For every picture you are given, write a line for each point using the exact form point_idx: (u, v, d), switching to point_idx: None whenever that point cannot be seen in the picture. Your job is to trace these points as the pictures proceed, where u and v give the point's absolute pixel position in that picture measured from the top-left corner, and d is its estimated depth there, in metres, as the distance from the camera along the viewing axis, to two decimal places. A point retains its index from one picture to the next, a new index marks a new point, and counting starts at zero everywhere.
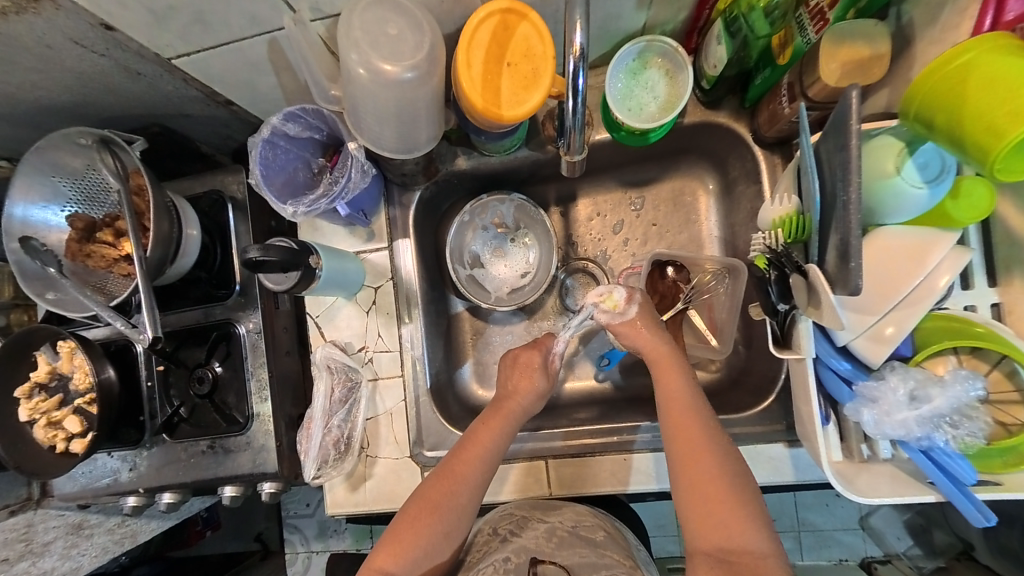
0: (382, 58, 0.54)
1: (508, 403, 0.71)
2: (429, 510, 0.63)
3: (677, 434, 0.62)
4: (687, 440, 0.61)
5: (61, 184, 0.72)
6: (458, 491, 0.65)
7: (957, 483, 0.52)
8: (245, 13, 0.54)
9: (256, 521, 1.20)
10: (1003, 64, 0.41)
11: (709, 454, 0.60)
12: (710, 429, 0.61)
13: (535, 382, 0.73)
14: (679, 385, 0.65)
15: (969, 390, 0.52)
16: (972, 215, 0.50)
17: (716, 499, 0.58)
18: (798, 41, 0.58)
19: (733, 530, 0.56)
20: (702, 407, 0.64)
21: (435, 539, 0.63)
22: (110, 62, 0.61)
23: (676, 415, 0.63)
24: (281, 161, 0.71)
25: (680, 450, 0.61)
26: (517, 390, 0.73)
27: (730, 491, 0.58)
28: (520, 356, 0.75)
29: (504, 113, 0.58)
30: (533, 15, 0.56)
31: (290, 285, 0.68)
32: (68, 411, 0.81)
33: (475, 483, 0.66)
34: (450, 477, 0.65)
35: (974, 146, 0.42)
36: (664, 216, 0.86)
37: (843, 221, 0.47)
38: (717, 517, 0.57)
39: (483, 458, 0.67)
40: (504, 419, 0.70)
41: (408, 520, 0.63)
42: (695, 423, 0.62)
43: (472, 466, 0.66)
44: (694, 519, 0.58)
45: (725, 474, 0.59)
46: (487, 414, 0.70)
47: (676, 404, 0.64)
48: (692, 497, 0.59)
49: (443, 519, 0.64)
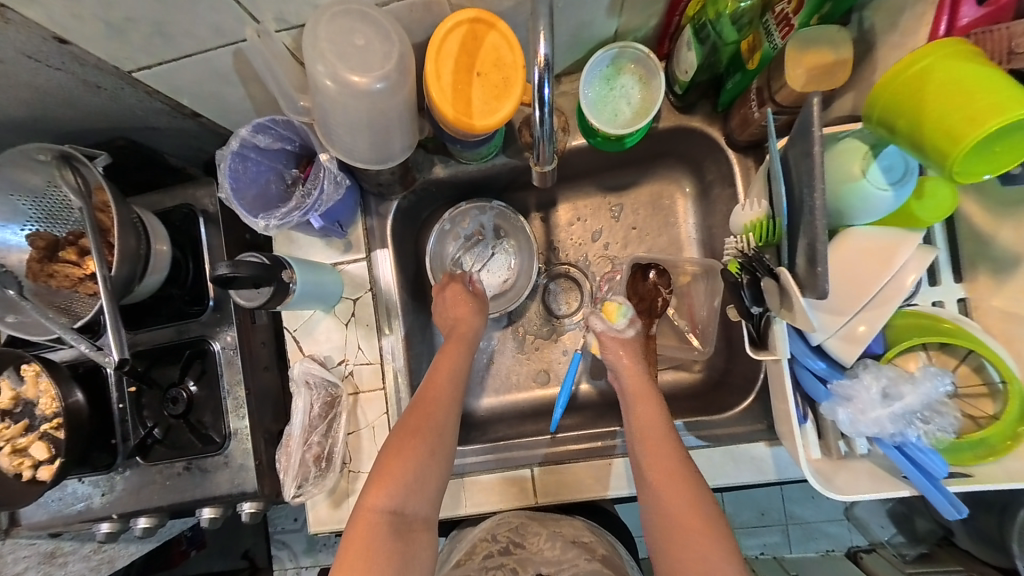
0: (350, 70, 0.53)
1: (461, 328, 0.77)
2: (413, 432, 0.64)
3: (649, 459, 0.63)
4: (660, 469, 0.62)
5: (20, 202, 0.69)
6: (436, 414, 0.67)
7: (930, 477, 0.53)
8: (206, 24, 0.53)
9: (242, 539, 1.16)
10: (955, 71, 0.42)
11: (682, 485, 0.60)
12: (679, 459, 0.63)
13: (472, 305, 0.79)
14: (653, 415, 0.67)
15: (939, 386, 0.53)
16: (936, 215, 0.52)
17: (692, 530, 0.57)
18: (765, 46, 0.58)
19: (709, 562, 0.55)
20: (674, 438, 0.65)
21: (424, 459, 0.63)
22: (68, 76, 0.59)
23: (649, 445, 0.64)
24: (252, 173, 0.70)
25: (656, 477, 0.62)
26: (462, 316, 0.78)
27: (707, 521, 0.58)
28: (449, 289, 0.80)
29: (476, 123, 0.57)
30: (502, 25, 0.56)
31: (262, 301, 0.66)
32: (34, 438, 0.78)
33: (448, 402, 0.69)
34: (425, 402, 0.67)
35: (932, 150, 0.43)
36: (643, 220, 0.86)
37: (810, 226, 0.47)
38: (693, 548, 0.57)
39: (450, 378, 0.71)
40: (460, 345, 0.75)
41: (394, 448, 0.63)
42: (666, 452, 0.63)
43: (440, 389, 0.69)
44: (673, 550, 0.58)
45: (700, 508, 0.59)
46: (445, 345, 0.75)
47: (650, 431, 0.66)
48: (669, 526, 0.59)
49: (429, 438, 0.64)
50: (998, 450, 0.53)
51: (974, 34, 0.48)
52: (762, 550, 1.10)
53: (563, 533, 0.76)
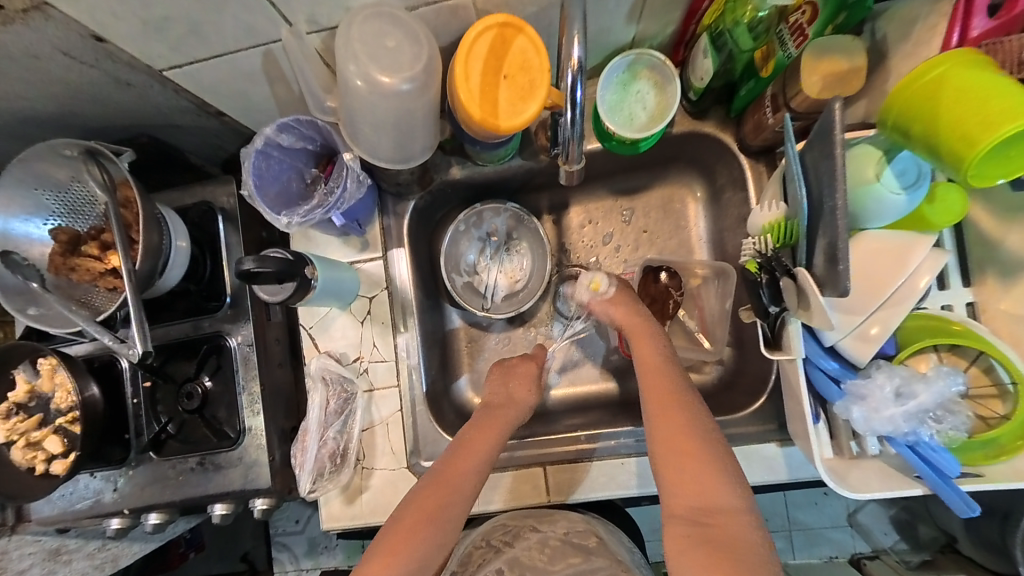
0: (380, 70, 0.55)
1: (502, 410, 0.71)
2: (428, 517, 0.59)
3: (650, 395, 0.63)
4: (660, 400, 0.62)
5: (44, 196, 0.70)
6: (452, 501, 0.61)
7: (942, 475, 0.54)
8: (241, 24, 0.54)
9: (242, 539, 1.20)
10: (972, 77, 0.43)
11: (684, 414, 0.60)
12: (680, 388, 0.62)
13: (530, 392, 0.74)
14: (652, 351, 0.67)
15: (951, 385, 0.55)
16: (947, 218, 0.53)
17: (693, 459, 0.57)
18: (780, 55, 0.60)
19: (708, 488, 0.55)
20: (675, 369, 0.65)
21: (430, 550, 0.59)
22: (99, 73, 0.61)
23: (651, 380, 0.64)
24: (274, 171, 0.71)
25: (655, 409, 0.61)
26: (512, 399, 0.73)
27: (706, 447, 0.57)
28: (517, 366, 0.77)
29: (501, 124, 0.59)
30: (529, 29, 0.57)
31: (285, 296, 0.67)
32: (49, 431, 0.79)
33: (469, 490, 0.63)
34: (446, 484, 0.62)
35: (949, 154, 0.44)
36: (654, 223, 0.88)
37: (831, 225, 0.49)
38: (690, 475, 0.56)
39: (478, 466, 0.64)
40: (497, 428, 0.68)
41: (403, 528, 0.59)
42: (667, 383, 0.63)
43: (467, 473, 0.63)
44: (670, 481, 0.57)
45: (701, 435, 0.58)
46: (480, 421, 0.69)
47: (651, 366, 0.65)
48: (668, 458, 0.58)
49: (441, 529, 0.60)
50: (1008, 449, 0.54)
51: (986, 45, 0.50)
52: None
53: (555, 534, 0.74)
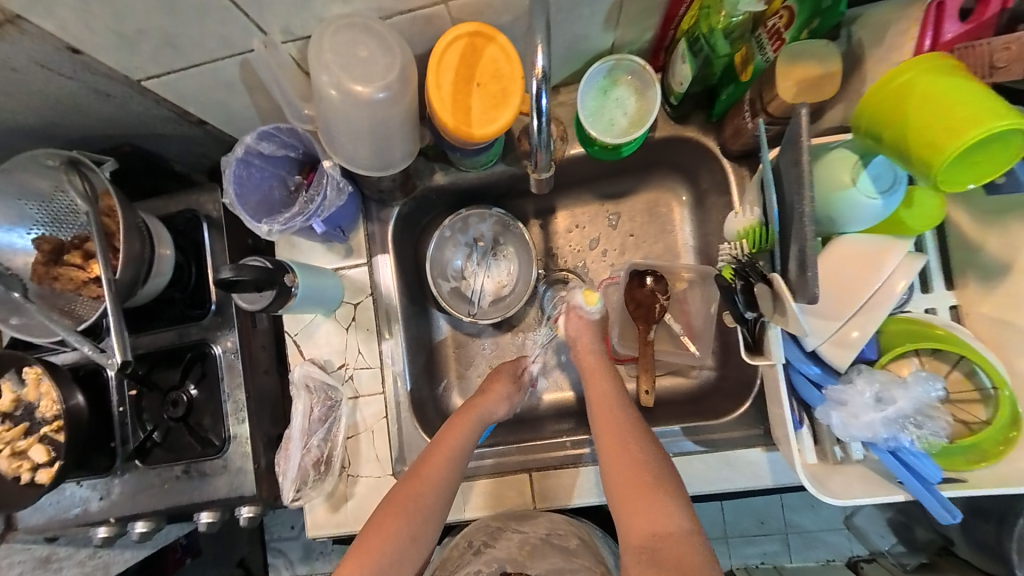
0: (354, 80, 0.55)
1: (477, 404, 0.75)
2: (397, 512, 0.64)
3: (603, 429, 0.66)
4: (611, 433, 0.65)
5: (27, 206, 0.71)
6: (423, 495, 0.65)
7: (924, 482, 0.53)
8: (215, 35, 0.54)
9: (237, 545, 1.18)
10: (938, 83, 0.43)
11: (633, 448, 0.63)
12: (631, 423, 0.66)
13: (504, 390, 0.77)
14: (606, 386, 0.71)
15: (929, 390, 0.54)
16: (924, 222, 0.53)
17: (642, 486, 0.60)
18: (757, 59, 0.59)
19: (658, 515, 0.58)
20: (628, 406, 0.69)
21: (403, 543, 0.63)
22: (78, 84, 0.61)
23: (603, 414, 0.68)
24: (255, 179, 0.71)
25: (607, 440, 0.65)
26: (489, 392, 0.77)
27: (656, 476, 0.61)
28: (500, 370, 0.81)
29: (475, 131, 0.59)
30: (501, 38, 0.57)
31: (265, 303, 0.67)
32: (34, 440, 0.78)
33: (444, 483, 0.67)
34: (417, 479, 0.66)
35: (917, 160, 0.44)
36: (640, 227, 0.87)
37: (799, 231, 0.48)
38: (640, 502, 0.59)
39: (449, 458, 0.68)
40: (467, 422, 0.72)
41: (377, 525, 0.63)
42: (618, 418, 0.67)
43: (438, 468, 0.67)
44: (623, 506, 0.60)
45: (649, 465, 0.62)
46: (454, 418, 0.73)
47: (605, 401, 0.69)
48: (620, 485, 0.61)
49: (412, 521, 0.64)
50: (990, 455, 0.54)
51: (958, 49, 0.50)
52: (761, 559, 1.10)
53: (536, 534, 0.75)
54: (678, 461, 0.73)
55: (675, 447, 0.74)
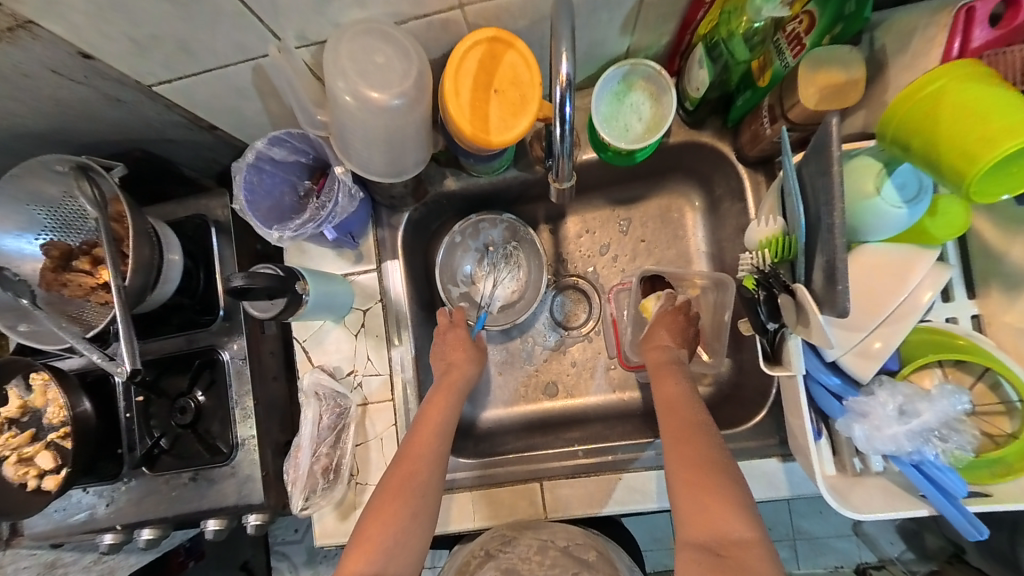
0: (370, 86, 0.54)
1: (451, 377, 0.74)
2: (395, 495, 0.62)
3: (669, 427, 0.62)
4: (678, 432, 0.61)
5: (35, 211, 0.70)
6: (418, 474, 0.64)
7: (948, 496, 0.52)
8: (229, 41, 0.54)
9: (242, 549, 1.14)
10: (971, 92, 0.42)
11: (699, 450, 0.59)
12: (699, 424, 0.61)
13: (469, 353, 0.77)
14: (674, 386, 0.67)
15: (955, 404, 0.53)
16: (950, 231, 0.52)
17: (708, 490, 0.56)
18: (776, 65, 0.59)
19: (722, 520, 0.54)
20: (697, 406, 0.64)
21: (405, 524, 0.61)
22: (89, 89, 0.60)
23: (670, 413, 0.64)
24: (266, 185, 0.71)
25: (672, 442, 0.61)
26: (454, 363, 0.76)
27: (722, 479, 0.57)
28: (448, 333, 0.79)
29: (492, 139, 0.58)
30: (519, 43, 0.56)
31: (276, 312, 0.66)
32: (40, 446, 0.78)
33: (436, 460, 0.66)
34: (409, 458, 0.65)
35: (949, 170, 0.43)
36: (652, 233, 0.86)
37: (828, 243, 0.48)
38: (705, 505, 0.56)
39: (437, 434, 0.68)
40: (449, 395, 0.72)
41: (377, 513, 0.62)
42: (685, 417, 0.62)
43: (428, 444, 0.66)
44: (686, 511, 0.56)
45: (715, 467, 0.58)
46: (433, 394, 0.72)
47: (676, 401, 0.65)
48: (683, 489, 0.58)
49: (410, 501, 0.62)
50: (1017, 469, 0.53)
51: (987, 56, 0.50)
52: None
53: (555, 544, 0.74)
54: None
55: None
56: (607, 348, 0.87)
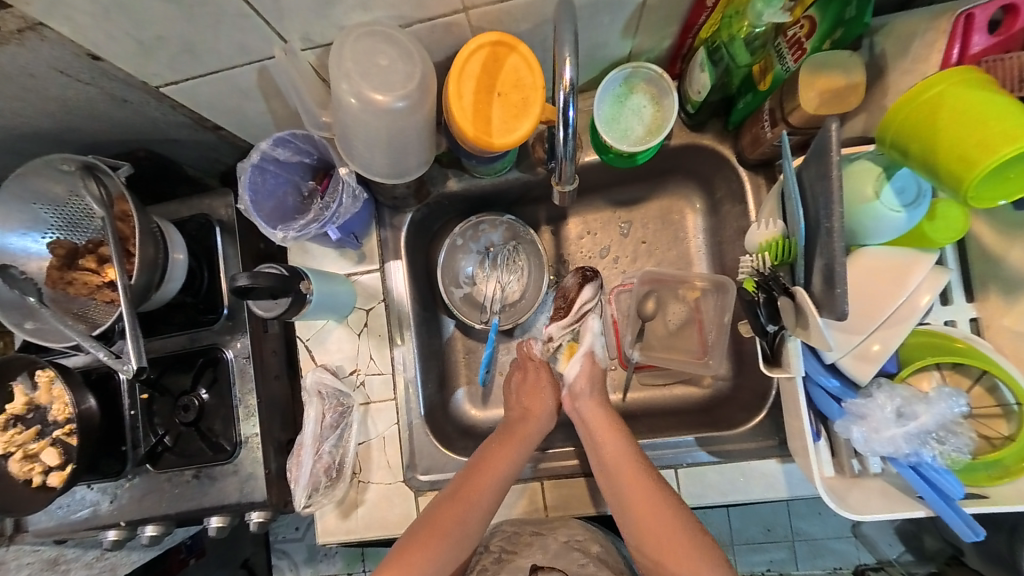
0: (373, 89, 0.54)
1: (521, 426, 0.74)
2: (440, 533, 0.63)
3: (625, 490, 0.66)
4: (633, 491, 0.65)
5: (41, 211, 0.71)
6: (468, 515, 0.65)
7: (946, 498, 0.53)
8: (235, 42, 0.54)
9: (243, 547, 1.16)
10: (969, 98, 0.43)
11: (650, 499, 0.64)
12: (648, 478, 0.66)
13: (546, 401, 0.78)
14: (615, 441, 0.69)
15: (953, 406, 0.54)
16: (947, 236, 0.52)
17: (672, 548, 0.61)
18: (777, 68, 0.60)
19: (698, 571, 0.59)
20: (640, 460, 0.68)
21: (442, 561, 0.63)
22: (96, 90, 0.61)
23: (617, 469, 0.67)
24: (270, 185, 0.71)
25: (630, 503, 0.65)
26: (531, 412, 0.76)
27: (686, 535, 0.61)
28: (529, 376, 0.82)
29: (495, 141, 0.59)
30: (522, 46, 0.57)
31: (279, 311, 0.67)
32: (46, 443, 0.78)
33: (486, 505, 0.67)
34: (463, 501, 0.66)
35: (949, 176, 0.43)
36: (652, 234, 0.87)
37: (828, 246, 0.48)
38: (678, 562, 0.60)
39: (495, 482, 0.68)
40: (518, 444, 0.71)
41: (417, 541, 0.63)
42: (628, 473, 0.66)
43: (487, 490, 0.67)
44: (663, 569, 0.61)
45: (669, 516, 0.63)
46: (502, 437, 0.72)
47: (620, 463, 0.67)
48: (655, 545, 0.62)
49: (453, 543, 0.64)
50: (1013, 471, 0.53)
51: (986, 62, 0.52)
52: (768, 566, 1.09)
53: (556, 538, 0.71)
54: (691, 471, 0.73)
55: (689, 457, 0.74)
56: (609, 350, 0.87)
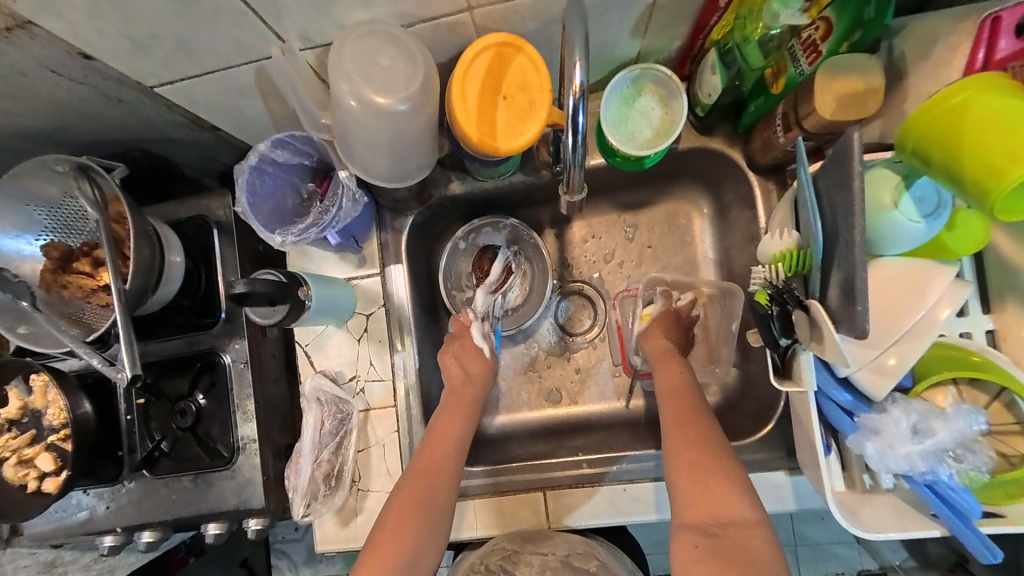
0: (374, 90, 0.53)
1: (462, 389, 0.75)
2: (410, 510, 0.62)
3: (670, 414, 0.64)
4: (678, 412, 0.63)
5: (35, 212, 0.69)
6: (433, 488, 0.64)
7: (962, 517, 0.51)
8: (231, 41, 0.53)
9: (242, 547, 1.12)
10: (994, 104, 0.41)
11: (700, 423, 0.62)
12: (699, 406, 0.64)
13: (483, 364, 0.78)
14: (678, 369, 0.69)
15: (972, 424, 0.51)
16: (967, 246, 0.51)
17: (706, 472, 0.57)
18: (792, 71, 0.58)
19: (723, 498, 0.55)
20: (695, 391, 0.66)
21: (417, 541, 0.61)
22: (89, 89, 0.59)
23: (671, 396, 0.66)
24: (269, 187, 0.70)
25: (672, 425, 0.63)
26: (469, 374, 0.77)
27: (720, 463, 0.57)
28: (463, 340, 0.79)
29: (499, 145, 0.57)
30: (528, 47, 0.55)
31: (279, 318, 0.65)
32: (40, 448, 0.77)
33: (448, 477, 0.66)
34: (422, 474, 0.65)
35: (974, 186, 0.42)
36: (659, 238, 0.85)
37: (848, 257, 0.47)
38: (704, 485, 0.56)
39: (451, 449, 0.68)
40: (463, 408, 0.72)
41: (388, 528, 0.62)
42: (687, 401, 0.65)
43: (443, 459, 0.67)
44: (682, 490, 0.57)
45: (712, 441, 0.59)
46: (447, 407, 0.72)
47: (675, 388, 0.67)
48: (682, 466, 0.58)
49: (424, 519, 0.62)
50: None
51: (1011, 67, 0.52)
52: None
53: (555, 555, 0.73)
54: None
55: None
56: (612, 355, 0.86)
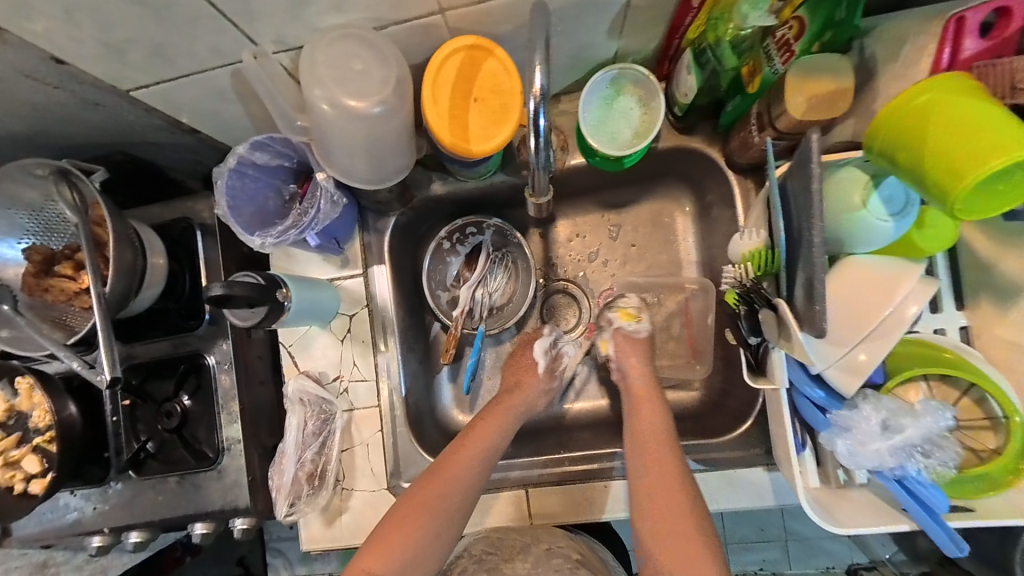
0: (348, 94, 0.53)
1: (516, 396, 0.76)
2: (421, 508, 0.63)
3: (645, 464, 0.66)
4: (654, 462, 0.66)
5: (17, 216, 0.69)
6: (445, 493, 0.65)
7: (931, 512, 0.52)
8: (205, 46, 0.53)
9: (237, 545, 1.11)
10: (954, 106, 0.42)
11: (673, 480, 0.65)
12: (675, 457, 0.66)
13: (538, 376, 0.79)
14: (654, 414, 0.70)
15: (940, 421, 0.53)
16: (936, 244, 0.51)
17: (678, 536, 0.61)
18: (765, 70, 0.57)
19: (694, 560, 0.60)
20: (672, 439, 0.68)
21: (425, 540, 0.63)
22: (67, 94, 0.59)
23: (643, 447, 0.68)
24: (250, 189, 0.70)
25: (648, 483, 0.65)
26: (522, 387, 0.78)
27: (687, 524, 0.62)
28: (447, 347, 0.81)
29: (472, 147, 0.57)
30: (499, 51, 0.56)
31: (256, 320, 0.66)
32: (27, 450, 0.77)
33: (468, 483, 0.66)
34: (439, 478, 0.65)
35: (935, 186, 0.42)
36: (642, 237, 0.85)
37: (808, 259, 0.48)
38: (677, 547, 0.61)
39: (479, 457, 0.67)
40: (502, 417, 0.73)
41: (398, 519, 0.63)
42: (661, 452, 0.67)
43: (465, 467, 0.66)
44: (656, 551, 0.62)
45: (684, 500, 0.63)
46: (486, 415, 0.73)
47: (653, 438, 0.68)
48: (653, 529, 0.63)
49: (434, 519, 0.64)
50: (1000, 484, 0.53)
51: (979, 67, 0.52)
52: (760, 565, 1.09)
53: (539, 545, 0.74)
54: None
55: None
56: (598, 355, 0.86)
